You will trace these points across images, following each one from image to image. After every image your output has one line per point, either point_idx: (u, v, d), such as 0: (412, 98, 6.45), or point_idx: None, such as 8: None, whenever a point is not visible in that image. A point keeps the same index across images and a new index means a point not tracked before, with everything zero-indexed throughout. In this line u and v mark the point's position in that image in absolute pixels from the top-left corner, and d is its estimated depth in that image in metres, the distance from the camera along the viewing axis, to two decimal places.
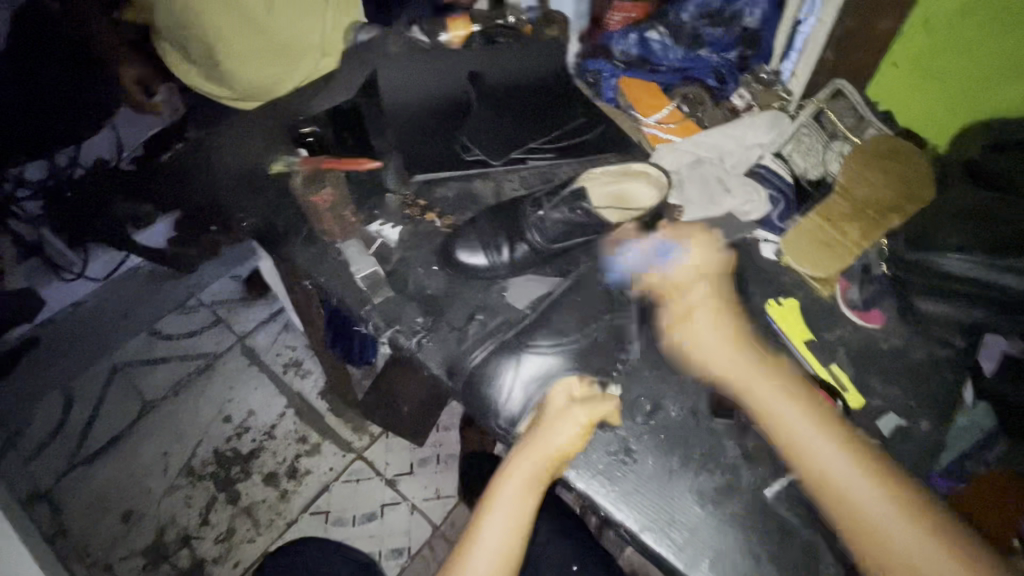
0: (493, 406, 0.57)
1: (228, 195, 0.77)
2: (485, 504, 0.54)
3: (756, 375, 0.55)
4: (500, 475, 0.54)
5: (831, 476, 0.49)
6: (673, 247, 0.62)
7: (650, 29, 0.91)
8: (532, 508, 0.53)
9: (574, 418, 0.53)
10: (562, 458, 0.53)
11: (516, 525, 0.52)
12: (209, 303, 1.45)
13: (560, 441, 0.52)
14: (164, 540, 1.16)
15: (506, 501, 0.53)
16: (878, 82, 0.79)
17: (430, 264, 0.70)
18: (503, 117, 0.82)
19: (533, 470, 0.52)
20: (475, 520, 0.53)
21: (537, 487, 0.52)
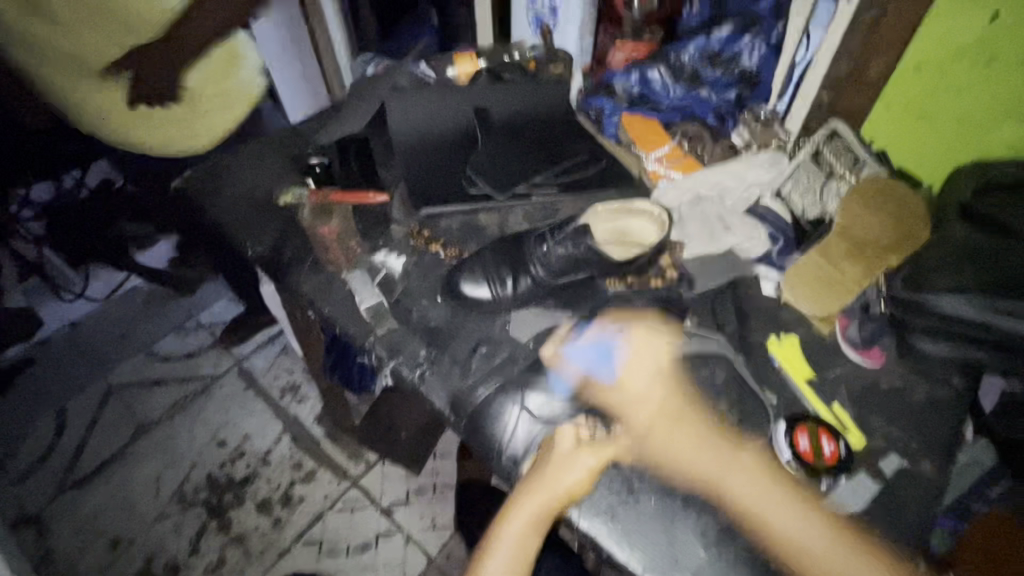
0: (498, 443, 0.58)
1: (236, 224, 0.78)
2: (486, 545, 0.53)
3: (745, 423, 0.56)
4: (502, 515, 0.54)
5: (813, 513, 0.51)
6: None
7: (651, 69, 0.92)
8: (534, 550, 0.53)
9: (583, 462, 0.53)
10: (568, 497, 0.52)
11: (517, 568, 0.52)
12: (207, 324, 1.43)
13: (567, 482, 0.52)
14: (153, 569, 1.14)
15: (508, 544, 0.52)
16: (873, 122, 0.82)
17: (434, 295, 0.70)
18: (509, 152, 0.83)
19: (538, 511, 0.52)
20: (476, 561, 0.53)
21: (539, 530, 0.52)
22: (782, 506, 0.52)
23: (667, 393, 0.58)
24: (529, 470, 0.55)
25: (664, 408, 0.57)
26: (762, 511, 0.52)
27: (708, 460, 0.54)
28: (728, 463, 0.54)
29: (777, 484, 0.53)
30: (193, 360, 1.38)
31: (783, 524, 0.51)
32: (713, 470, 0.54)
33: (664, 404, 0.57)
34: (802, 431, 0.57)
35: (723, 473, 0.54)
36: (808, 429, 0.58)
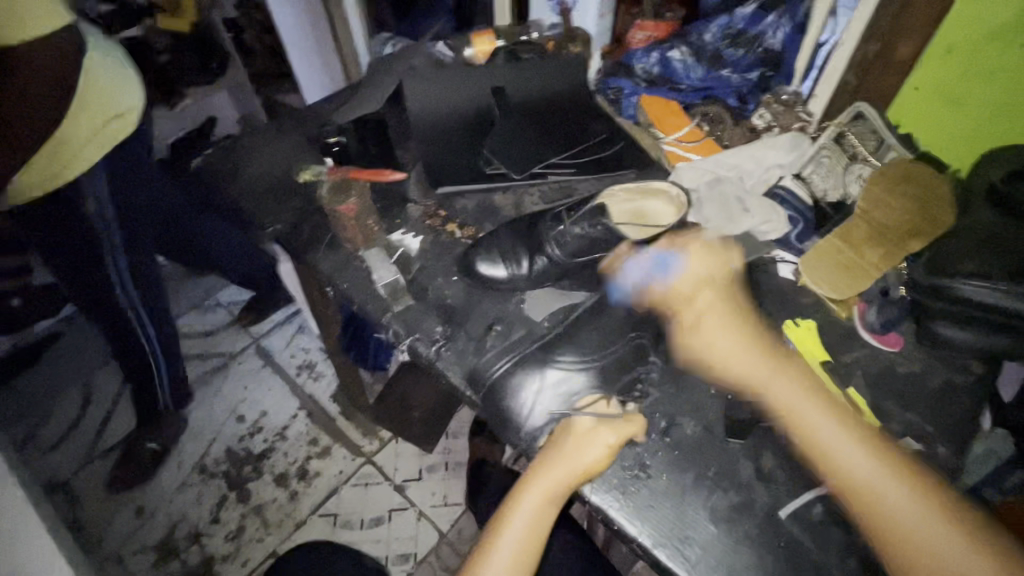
0: (514, 418, 0.58)
1: (256, 201, 0.79)
2: (502, 517, 0.55)
3: (777, 373, 0.56)
4: (519, 487, 0.55)
5: (849, 467, 0.50)
6: (671, 256, 0.62)
7: (672, 49, 0.91)
8: (549, 522, 0.54)
9: (603, 439, 0.54)
10: (587, 474, 0.53)
11: (533, 539, 0.53)
12: (227, 303, 1.47)
13: (587, 459, 0.53)
14: (176, 536, 1.18)
15: (524, 516, 0.53)
16: (900, 106, 0.80)
17: (449, 274, 0.71)
18: (526, 132, 0.83)
19: (556, 485, 0.53)
20: (492, 531, 0.54)
21: (554, 503, 0.53)
22: (857, 452, 0.51)
23: (731, 330, 0.59)
24: (549, 445, 0.55)
25: (725, 345, 0.58)
26: (834, 448, 0.51)
27: (781, 382, 0.55)
28: (781, 380, 0.56)
29: (861, 427, 0.52)
30: (213, 338, 1.42)
31: (858, 469, 0.50)
32: (766, 384, 0.56)
33: (730, 335, 0.59)
34: None
35: (801, 406, 0.54)
36: None
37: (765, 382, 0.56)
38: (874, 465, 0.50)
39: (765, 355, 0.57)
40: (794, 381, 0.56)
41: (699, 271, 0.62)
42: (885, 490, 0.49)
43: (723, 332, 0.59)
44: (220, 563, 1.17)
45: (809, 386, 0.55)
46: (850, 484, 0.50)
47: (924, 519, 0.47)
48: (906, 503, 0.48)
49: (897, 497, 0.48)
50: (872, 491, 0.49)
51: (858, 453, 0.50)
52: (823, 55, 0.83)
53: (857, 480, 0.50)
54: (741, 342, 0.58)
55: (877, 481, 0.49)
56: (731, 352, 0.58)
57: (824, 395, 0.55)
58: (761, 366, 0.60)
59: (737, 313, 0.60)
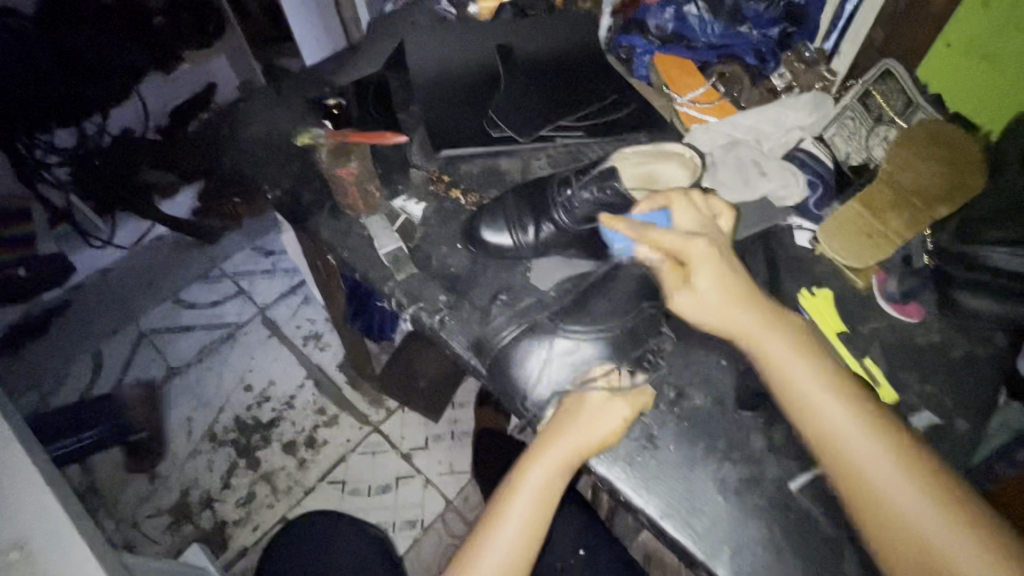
0: (521, 388, 0.57)
1: (255, 167, 0.77)
2: (508, 491, 0.53)
3: (780, 340, 0.54)
4: (527, 459, 0.54)
5: (857, 457, 0.48)
6: (663, 212, 0.61)
7: (688, 3, 0.85)
8: (558, 494, 0.53)
9: (618, 411, 0.53)
10: (598, 446, 0.52)
11: (540, 513, 0.52)
12: (232, 273, 1.46)
13: (601, 432, 0.52)
14: (189, 501, 1.21)
15: (532, 488, 0.52)
16: (930, 65, 0.75)
17: (454, 242, 0.69)
18: (532, 93, 0.79)
19: (567, 457, 0.52)
20: (499, 504, 0.53)
21: (564, 476, 0.52)
22: (858, 429, 0.49)
23: (726, 273, 0.56)
24: (560, 415, 0.54)
25: (715, 289, 0.56)
26: (841, 433, 0.49)
27: (748, 321, 0.55)
28: (771, 335, 0.54)
29: (853, 391, 0.51)
30: (219, 308, 1.41)
31: (859, 446, 0.48)
32: (757, 337, 0.54)
33: (719, 283, 0.56)
34: None
35: (791, 362, 0.52)
36: None
37: (765, 348, 0.53)
38: (884, 455, 0.48)
39: (747, 307, 0.55)
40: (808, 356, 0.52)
41: (689, 227, 0.59)
42: (878, 476, 0.47)
43: (711, 276, 0.56)
44: (232, 527, 1.19)
45: (796, 343, 0.53)
46: (842, 460, 0.48)
47: (906, 495, 0.46)
48: (906, 488, 0.46)
49: (881, 470, 0.47)
50: (864, 464, 0.47)
51: (854, 422, 0.49)
52: (848, 12, 0.79)
53: (841, 449, 0.49)
54: (731, 291, 0.56)
55: (865, 448, 0.48)
56: (719, 307, 0.55)
57: (809, 354, 0.53)
58: None
59: (723, 267, 0.57)
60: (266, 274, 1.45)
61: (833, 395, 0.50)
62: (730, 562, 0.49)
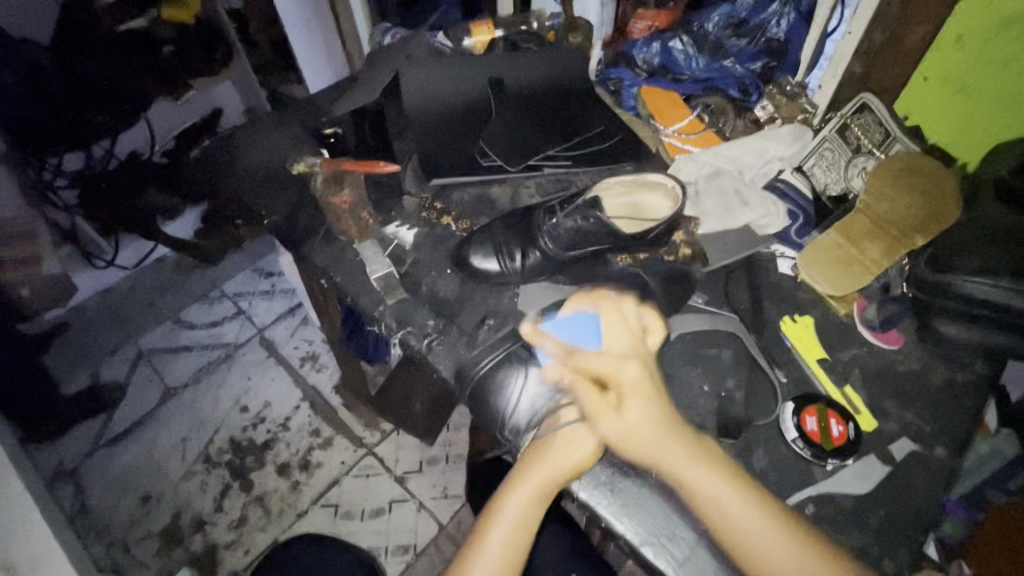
0: (499, 415, 0.58)
1: (254, 192, 0.80)
2: (487, 519, 0.54)
3: (643, 387, 0.51)
4: (506, 487, 0.54)
5: (731, 516, 0.47)
6: (681, 250, 0.61)
7: (673, 38, 0.88)
8: (536, 522, 0.53)
9: (590, 436, 0.53)
10: (573, 472, 0.52)
11: (519, 540, 0.53)
12: (232, 294, 1.45)
13: (575, 458, 0.52)
14: (179, 523, 1.20)
15: (511, 518, 0.52)
16: (908, 96, 0.78)
17: (444, 267, 0.71)
18: (525, 125, 0.81)
19: (542, 485, 0.52)
20: (480, 529, 0.54)
21: (542, 503, 0.53)
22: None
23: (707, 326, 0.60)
24: (537, 442, 0.55)
25: (634, 364, 0.53)
26: (702, 485, 0.48)
27: (651, 399, 0.51)
28: (663, 410, 0.50)
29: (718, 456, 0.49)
30: (217, 329, 1.41)
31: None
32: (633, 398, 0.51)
33: (639, 355, 0.53)
34: (810, 411, 0.58)
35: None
36: (817, 410, 0.58)
37: (637, 393, 0.52)
38: (755, 512, 0.47)
39: (659, 379, 0.52)
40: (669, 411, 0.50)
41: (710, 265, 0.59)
42: (747, 525, 0.46)
43: (698, 323, 0.59)
44: (223, 551, 1.18)
45: (691, 427, 0.50)
46: (712, 506, 0.47)
47: (787, 548, 0.46)
48: (781, 544, 0.46)
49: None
50: (731, 514, 0.47)
51: (734, 488, 0.48)
52: (832, 45, 0.80)
53: (726, 515, 0.47)
54: (707, 341, 0.58)
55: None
56: (635, 370, 0.53)
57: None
58: (754, 362, 0.59)
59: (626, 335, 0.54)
60: (263, 295, 1.46)
61: (700, 459, 0.48)
62: None
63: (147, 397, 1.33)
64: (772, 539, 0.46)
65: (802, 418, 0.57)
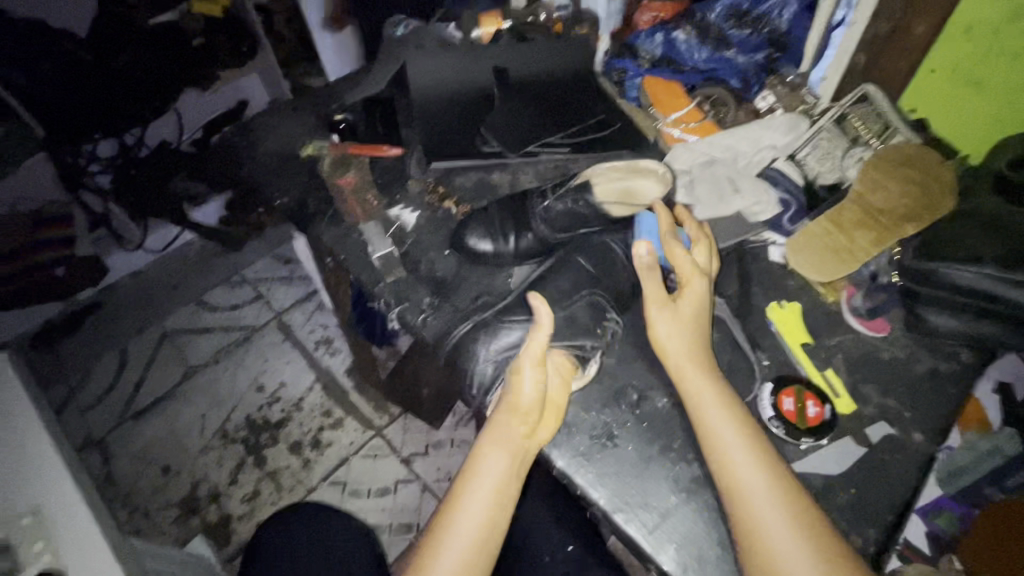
0: (469, 378, 0.63)
1: (268, 176, 0.83)
2: (461, 485, 0.53)
3: (696, 367, 0.55)
4: (477, 451, 0.54)
5: (744, 488, 0.48)
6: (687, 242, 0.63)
7: (676, 29, 0.89)
8: (512, 486, 0.53)
9: (529, 376, 0.55)
10: (530, 411, 0.54)
11: (499, 503, 0.52)
12: (252, 279, 1.51)
13: (524, 397, 0.54)
14: (197, 495, 1.26)
15: (486, 480, 0.52)
16: (914, 90, 0.78)
17: (442, 248, 0.74)
18: (526, 112, 0.83)
19: (511, 440, 0.53)
20: (454, 495, 0.53)
21: (513, 458, 0.53)
22: (753, 460, 0.49)
23: (692, 328, 0.57)
24: (507, 400, 0.55)
25: (679, 339, 0.56)
26: (731, 458, 0.49)
27: (692, 372, 0.54)
28: (698, 375, 0.54)
29: (756, 436, 0.51)
30: (237, 312, 1.47)
31: (746, 478, 0.48)
32: (683, 372, 0.55)
33: (685, 333, 0.56)
34: (787, 393, 0.59)
35: (706, 397, 0.53)
36: (795, 392, 0.59)
37: (681, 364, 0.55)
38: (764, 484, 0.48)
39: (699, 361, 0.55)
40: (725, 399, 0.53)
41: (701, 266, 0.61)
42: (754, 494, 0.48)
43: (674, 331, 0.56)
44: (237, 522, 1.24)
45: (728, 403, 0.53)
46: (728, 477, 0.49)
47: (776, 523, 0.46)
48: (783, 524, 0.46)
49: (757, 490, 0.48)
50: (742, 482, 0.48)
51: (758, 456, 0.49)
52: (835, 40, 0.80)
53: (737, 481, 0.48)
54: (691, 341, 0.56)
55: (754, 482, 0.48)
56: (678, 345, 0.56)
57: (733, 403, 0.53)
58: (737, 346, 0.62)
59: (698, 320, 0.58)
60: (282, 281, 1.51)
61: (737, 434, 0.51)
62: (675, 555, 0.51)
63: (170, 373, 1.39)
64: (775, 515, 0.46)
65: (780, 399, 0.58)
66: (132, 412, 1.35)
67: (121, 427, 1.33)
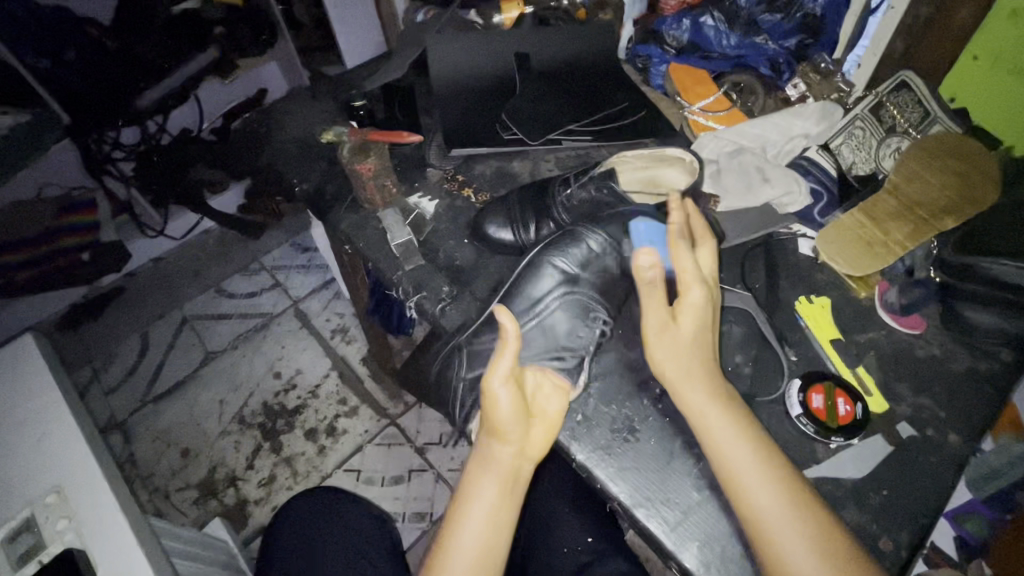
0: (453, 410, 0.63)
1: (287, 162, 0.83)
2: (451, 523, 0.49)
3: (697, 381, 0.50)
4: (467, 485, 0.50)
5: (762, 514, 0.45)
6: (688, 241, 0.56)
7: (705, 14, 0.86)
8: (507, 517, 0.49)
9: (503, 394, 0.49)
10: (509, 429, 0.49)
11: (494, 537, 0.48)
12: (270, 267, 1.53)
13: (499, 416, 0.49)
14: (215, 478, 1.28)
15: (477, 513, 0.48)
16: (955, 77, 0.73)
17: (461, 237, 0.73)
18: (548, 98, 0.81)
19: (501, 467, 0.50)
20: (445, 535, 0.49)
21: (507, 486, 0.49)
22: (768, 481, 0.46)
23: (696, 337, 0.52)
24: (489, 420, 0.50)
25: (680, 349, 0.51)
26: (744, 481, 0.46)
27: (691, 388, 0.50)
28: (696, 390, 0.50)
29: (768, 452, 0.47)
30: (256, 299, 1.48)
31: (763, 501, 0.45)
32: (679, 388, 0.50)
33: (686, 344, 0.51)
34: (817, 389, 0.56)
35: (708, 415, 0.49)
36: (825, 389, 0.57)
37: (679, 380, 0.50)
38: (784, 507, 0.45)
39: (699, 374, 0.50)
40: (730, 417, 0.49)
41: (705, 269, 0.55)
42: (774, 521, 0.44)
43: (672, 348, 0.51)
44: (253, 506, 1.25)
45: (734, 420, 0.49)
46: (743, 501, 0.46)
47: (802, 549, 0.43)
48: (808, 550, 0.43)
49: (775, 515, 0.44)
50: (759, 506, 0.45)
51: (772, 476, 0.46)
52: (871, 25, 0.78)
53: (753, 506, 0.45)
54: (693, 352, 0.51)
55: (771, 505, 0.45)
56: (678, 356, 0.51)
57: (739, 419, 0.49)
58: (763, 341, 0.60)
59: (700, 327, 0.52)
60: (300, 269, 1.52)
61: (747, 453, 0.47)
62: (697, 554, 0.49)
63: (189, 358, 1.41)
64: (799, 540, 0.43)
65: (809, 396, 0.56)
66: (152, 396, 1.36)
67: (142, 410, 1.35)
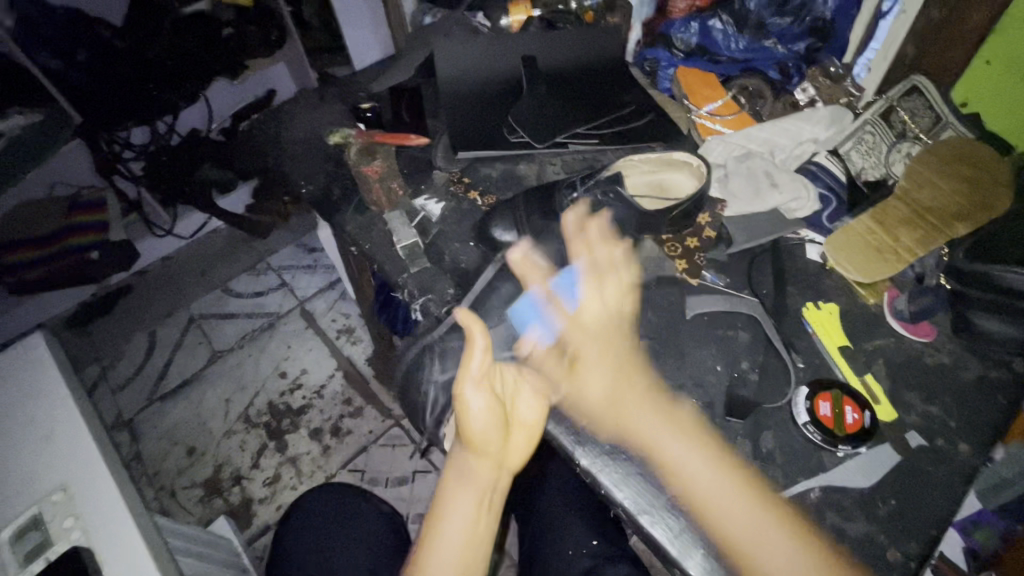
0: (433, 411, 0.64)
1: (294, 163, 0.83)
2: (434, 522, 0.54)
3: (627, 399, 0.55)
4: (447, 486, 0.55)
5: (714, 512, 0.49)
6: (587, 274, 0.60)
7: (712, 18, 0.85)
8: (485, 512, 0.54)
9: (478, 405, 0.51)
10: (483, 437, 0.53)
11: (475, 528, 0.53)
12: (277, 267, 1.54)
13: (473, 427, 0.52)
14: (220, 477, 1.28)
15: (458, 512, 0.53)
16: (967, 82, 0.74)
17: (467, 240, 0.73)
18: (552, 100, 0.81)
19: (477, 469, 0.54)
20: (429, 531, 0.54)
21: (483, 487, 0.54)
22: (711, 479, 0.51)
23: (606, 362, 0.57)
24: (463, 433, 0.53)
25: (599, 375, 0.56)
26: (688, 481, 0.51)
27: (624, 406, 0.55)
28: (631, 406, 0.55)
29: (705, 450, 0.53)
30: (262, 299, 1.49)
31: (713, 499, 0.50)
32: (617, 407, 0.55)
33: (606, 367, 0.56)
34: (825, 397, 0.56)
35: (647, 425, 0.54)
36: (832, 397, 0.56)
37: (613, 402, 0.55)
38: (730, 502, 0.49)
39: (629, 389, 0.56)
40: (666, 425, 0.54)
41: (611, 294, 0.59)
42: (722, 514, 0.49)
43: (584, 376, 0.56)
44: (257, 505, 1.25)
45: (670, 426, 0.54)
46: (691, 499, 0.50)
47: (755, 539, 0.48)
48: (756, 535, 0.48)
49: (723, 509, 0.49)
50: (707, 502, 0.50)
51: (711, 473, 0.51)
52: (882, 29, 0.77)
53: (702, 503, 0.50)
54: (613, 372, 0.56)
55: (720, 501, 0.50)
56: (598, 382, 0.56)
57: (673, 425, 0.54)
58: (771, 348, 0.59)
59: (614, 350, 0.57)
60: (307, 270, 1.53)
61: (687, 453, 0.52)
62: (704, 563, 0.48)
63: (196, 357, 1.42)
64: (747, 529, 0.48)
65: (816, 404, 0.56)
66: (159, 394, 1.37)
67: (149, 409, 1.36)
